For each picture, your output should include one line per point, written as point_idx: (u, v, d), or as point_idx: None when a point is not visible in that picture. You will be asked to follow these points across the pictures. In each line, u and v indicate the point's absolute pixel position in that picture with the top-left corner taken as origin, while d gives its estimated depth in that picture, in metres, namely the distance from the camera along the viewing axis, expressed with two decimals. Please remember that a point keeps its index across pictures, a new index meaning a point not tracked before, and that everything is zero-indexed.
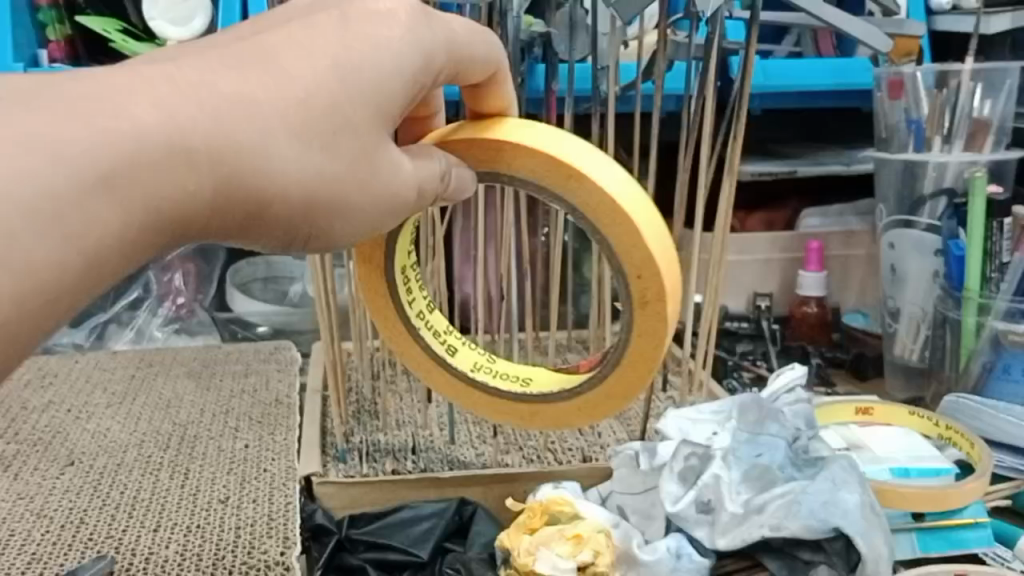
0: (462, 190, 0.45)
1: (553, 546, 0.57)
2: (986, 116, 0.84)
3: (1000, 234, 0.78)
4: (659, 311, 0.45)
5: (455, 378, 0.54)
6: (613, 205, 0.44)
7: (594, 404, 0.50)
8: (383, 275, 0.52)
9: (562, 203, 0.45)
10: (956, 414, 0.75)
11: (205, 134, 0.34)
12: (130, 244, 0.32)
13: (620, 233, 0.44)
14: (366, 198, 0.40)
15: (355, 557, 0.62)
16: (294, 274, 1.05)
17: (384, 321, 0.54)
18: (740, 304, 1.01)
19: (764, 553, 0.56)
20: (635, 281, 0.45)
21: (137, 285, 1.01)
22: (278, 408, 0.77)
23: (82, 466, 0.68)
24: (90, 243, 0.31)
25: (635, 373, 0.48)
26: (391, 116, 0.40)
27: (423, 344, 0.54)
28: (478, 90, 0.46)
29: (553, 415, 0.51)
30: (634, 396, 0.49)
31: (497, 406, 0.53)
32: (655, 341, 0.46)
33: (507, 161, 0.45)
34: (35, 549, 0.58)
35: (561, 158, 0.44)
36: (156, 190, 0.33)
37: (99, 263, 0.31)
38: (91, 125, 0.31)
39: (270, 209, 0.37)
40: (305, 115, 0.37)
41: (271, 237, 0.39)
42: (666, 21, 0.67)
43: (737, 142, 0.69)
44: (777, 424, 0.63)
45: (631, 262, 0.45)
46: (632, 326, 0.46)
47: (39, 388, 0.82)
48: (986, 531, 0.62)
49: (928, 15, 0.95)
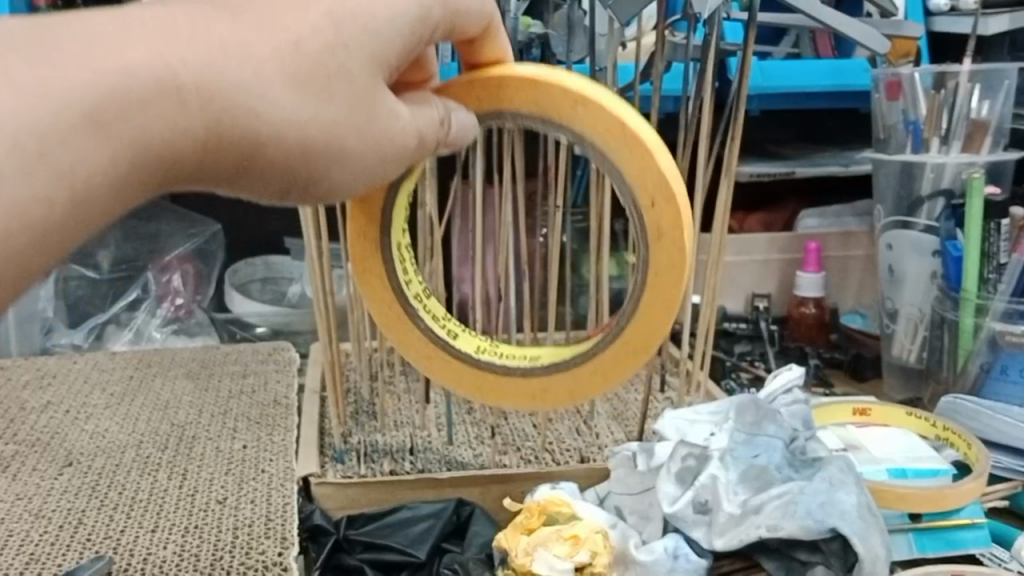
0: (463, 135, 0.45)
1: (550, 546, 0.57)
2: (984, 117, 0.84)
3: (998, 235, 0.77)
4: (674, 241, 0.44)
5: (459, 360, 0.52)
6: (618, 126, 0.43)
7: (609, 365, 0.48)
8: (378, 250, 0.50)
9: (568, 132, 0.44)
10: (954, 414, 0.74)
11: (193, 70, 0.33)
12: (118, 184, 0.32)
13: (629, 155, 0.43)
14: (366, 143, 0.40)
15: (353, 558, 0.62)
16: (293, 274, 1.07)
17: (381, 303, 0.52)
18: (739, 304, 1.01)
19: (760, 553, 0.56)
20: (648, 210, 0.44)
21: (136, 285, 1.02)
22: (276, 409, 0.77)
23: (80, 467, 0.69)
24: (77, 181, 0.31)
25: (655, 319, 0.46)
26: (388, 62, 0.39)
27: (423, 326, 0.52)
28: (472, 44, 0.45)
29: (567, 389, 0.49)
30: (654, 347, 0.47)
31: (505, 386, 0.50)
32: (674, 275, 0.44)
33: (508, 98, 0.45)
34: (33, 549, 0.58)
35: (562, 84, 0.43)
36: (146, 128, 0.32)
37: (86, 202, 0.31)
38: (80, 63, 0.31)
39: (263, 151, 0.37)
40: (301, 57, 0.36)
41: (267, 182, 0.38)
42: (664, 22, 0.67)
43: (734, 143, 0.69)
44: (774, 424, 0.63)
45: (643, 187, 0.43)
46: (649, 263, 0.45)
47: (38, 389, 0.82)
48: (983, 532, 0.62)
49: (927, 15, 0.96)
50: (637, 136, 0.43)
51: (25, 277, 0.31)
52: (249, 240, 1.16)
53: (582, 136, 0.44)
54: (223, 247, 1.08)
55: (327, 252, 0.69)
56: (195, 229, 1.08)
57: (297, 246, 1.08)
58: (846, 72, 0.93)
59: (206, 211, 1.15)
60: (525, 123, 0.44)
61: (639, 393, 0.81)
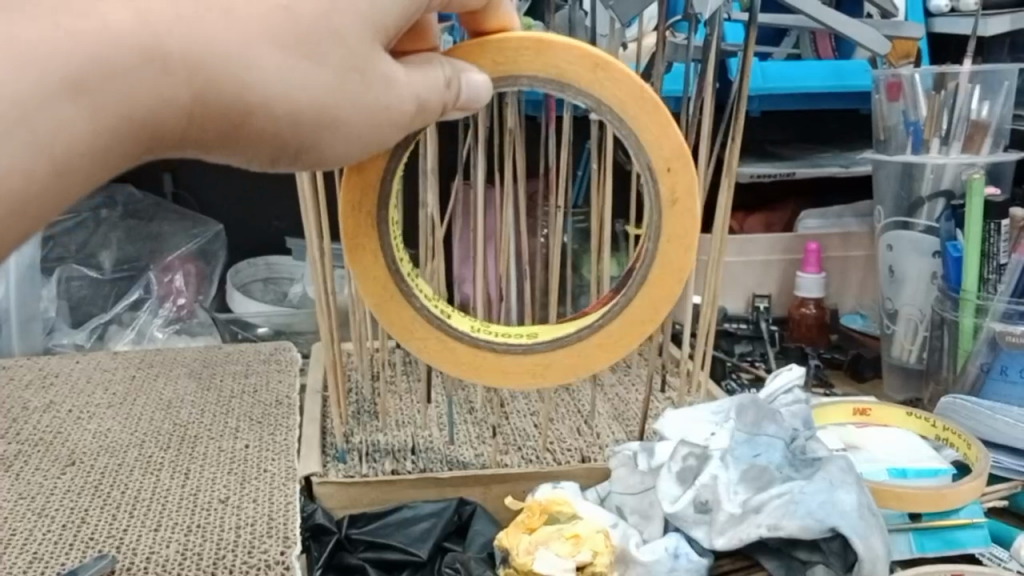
0: (474, 98, 0.42)
1: (552, 545, 0.57)
2: (985, 119, 0.84)
3: (998, 236, 0.78)
4: (687, 203, 0.45)
5: (455, 342, 0.49)
6: (638, 91, 0.43)
7: (617, 337, 0.48)
8: (374, 223, 0.46)
9: (587, 97, 0.43)
10: (952, 414, 0.75)
11: (182, 36, 0.33)
12: (101, 152, 0.33)
13: (648, 121, 0.43)
14: (358, 111, 0.37)
15: (354, 557, 0.62)
16: (295, 276, 1.08)
17: (376, 283, 0.48)
18: (740, 305, 1.01)
19: (760, 553, 0.57)
20: (665, 174, 0.44)
21: (137, 286, 1.02)
22: (278, 409, 0.77)
23: (83, 466, 0.69)
24: (58, 151, 0.31)
25: (660, 288, 0.47)
26: (385, 29, 0.37)
27: (419, 307, 0.49)
28: (475, 15, 0.43)
29: (571, 361, 0.49)
30: (659, 317, 0.48)
31: (505, 363, 0.49)
32: (685, 238, 0.46)
33: (528, 63, 0.43)
34: (36, 549, 0.58)
35: (587, 50, 0.42)
36: (129, 95, 0.32)
37: (68, 171, 0.32)
38: (59, 24, 0.30)
39: (250, 121, 0.35)
40: (289, 21, 0.34)
41: (257, 153, 0.37)
42: (664, 23, 0.67)
43: (737, 142, 0.68)
44: (774, 424, 0.63)
45: (659, 151, 0.44)
46: (660, 229, 0.46)
47: (40, 389, 0.82)
48: (982, 531, 0.63)
49: (927, 17, 0.96)
50: (658, 103, 0.43)
51: (8, 243, 0.32)
52: (253, 240, 1.17)
53: (600, 101, 0.43)
54: (225, 248, 1.09)
55: (328, 252, 0.68)
56: (198, 229, 1.08)
57: (298, 248, 1.09)
58: (847, 74, 0.93)
59: (210, 212, 1.16)
60: (543, 88, 0.43)
61: (640, 393, 0.81)
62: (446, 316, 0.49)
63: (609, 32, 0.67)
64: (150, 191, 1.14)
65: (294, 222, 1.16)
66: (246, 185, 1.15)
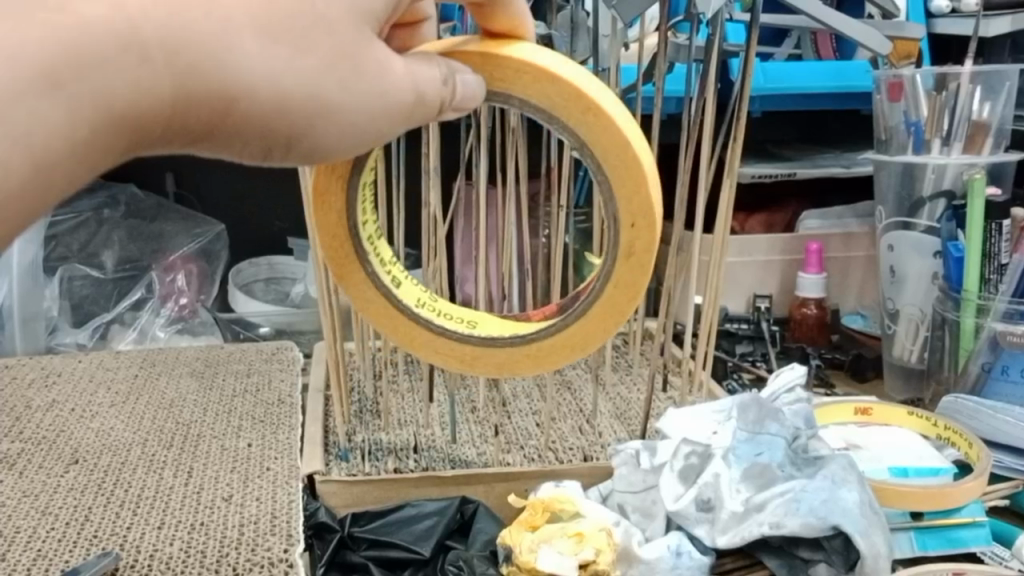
0: (465, 100, 0.39)
1: (554, 542, 0.57)
2: (986, 119, 0.84)
3: (999, 236, 0.78)
4: (642, 262, 0.42)
5: (395, 310, 0.46)
6: (623, 145, 0.40)
7: (546, 355, 0.45)
8: (344, 193, 0.42)
9: (569, 136, 0.40)
10: (955, 414, 0.75)
11: (159, 25, 0.31)
12: (82, 146, 0.31)
13: (623, 175, 0.40)
14: (352, 97, 0.35)
15: (357, 555, 0.62)
16: (296, 276, 1.08)
17: (332, 250, 0.44)
18: (740, 305, 1.01)
19: (762, 552, 0.57)
20: (627, 230, 0.41)
21: (140, 285, 1.03)
22: (280, 408, 0.77)
23: (86, 465, 0.69)
24: (37, 146, 0.30)
25: (598, 326, 0.44)
26: (373, 13, 0.35)
27: (373, 273, 0.45)
28: (483, 9, 0.40)
29: (497, 359, 0.46)
30: (591, 350, 0.45)
31: (437, 345, 0.46)
32: (633, 291, 0.43)
33: (522, 86, 0.40)
34: (40, 546, 0.58)
35: (580, 90, 0.39)
36: (109, 85, 0.31)
37: (49, 168, 0.30)
38: (33, 19, 0.29)
39: (234, 110, 0.33)
40: (272, 7, 0.33)
41: (246, 142, 0.35)
42: (667, 22, 0.67)
43: (738, 142, 0.69)
44: (777, 423, 0.63)
45: (626, 206, 0.41)
46: (609, 277, 0.43)
47: (43, 388, 0.82)
48: (984, 531, 0.63)
49: (928, 18, 0.97)
50: (640, 162, 0.40)
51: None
52: (255, 240, 1.17)
53: (581, 143, 0.40)
54: (227, 249, 1.09)
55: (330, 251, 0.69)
56: (199, 229, 1.08)
57: (298, 247, 1.10)
58: (847, 74, 0.93)
59: (212, 212, 1.16)
60: (530, 116, 0.40)
61: (641, 392, 0.81)
62: (395, 287, 0.46)
63: (610, 32, 0.68)
64: (151, 191, 1.14)
65: (295, 223, 1.17)
66: (248, 184, 1.15)
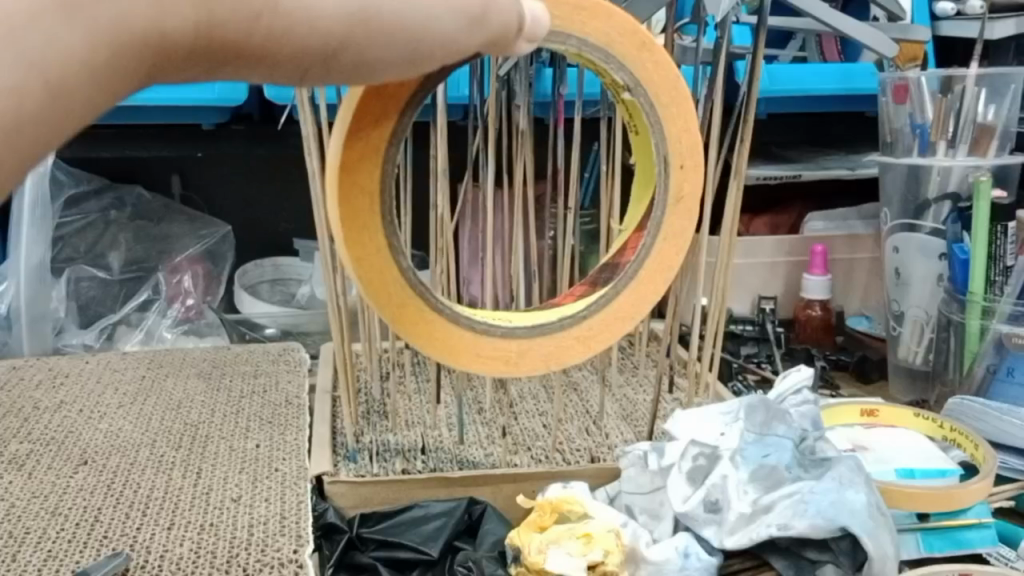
0: (537, 30, 0.37)
1: (563, 543, 0.57)
2: (991, 121, 0.84)
3: (1005, 238, 0.78)
4: (688, 206, 0.50)
5: (427, 310, 0.46)
6: (668, 82, 0.47)
7: (593, 333, 0.50)
8: (379, 158, 0.41)
9: (625, 73, 0.45)
10: (960, 416, 0.75)
11: None
12: (103, 74, 0.25)
13: (674, 116, 0.47)
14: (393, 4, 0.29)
15: (366, 556, 0.62)
16: (302, 277, 1.09)
17: (370, 256, 0.44)
18: (746, 307, 1.01)
19: (771, 553, 0.57)
20: (676, 171, 0.48)
21: (147, 286, 1.03)
22: (288, 409, 0.77)
23: (96, 465, 0.69)
24: (53, 71, 0.23)
25: (649, 287, 0.51)
26: None
27: (404, 270, 0.45)
28: None
29: (543, 351, 0.49)
30: (637, 316, 0.51)
31: (481, 346, 0.47)
32: (678, 240, 0.50)
33: (580, 25, 0.43)
34: (51, 547, 0.58)
35: (635, 29, 0.45)
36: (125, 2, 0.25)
37: (67, 94, 0.24)
38: None
39: (258, 25, 0.27)
40: None
41: (276, 68, 0.28)
42: (675, 25, 0.67)
43: (744, 145, 0.69)
44: (784, 424, 0.62)
45: (675, 146, 0.48)
46: (660, 226, 0.50)
47: (50, 389, 0.83)
48: (990, 532, 0.63)
49: (933, 20, 0.97)
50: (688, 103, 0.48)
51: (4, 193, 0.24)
52: (261, 240, 1.18)
53: (635, 82, 0.46)
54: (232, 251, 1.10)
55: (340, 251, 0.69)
56: (205, 229, 1.09)
57: (304, 249, 1.11)
58: (853, 76, 0.93)
59: (218, 213, 1.16)
60: (590, 54, 0.44)
61: (648, 394, 0.82)
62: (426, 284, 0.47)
63: None
64: (158, 192, 1.14)
65: (301, 224, 1.17)
66: (253, 186, 1.15)
